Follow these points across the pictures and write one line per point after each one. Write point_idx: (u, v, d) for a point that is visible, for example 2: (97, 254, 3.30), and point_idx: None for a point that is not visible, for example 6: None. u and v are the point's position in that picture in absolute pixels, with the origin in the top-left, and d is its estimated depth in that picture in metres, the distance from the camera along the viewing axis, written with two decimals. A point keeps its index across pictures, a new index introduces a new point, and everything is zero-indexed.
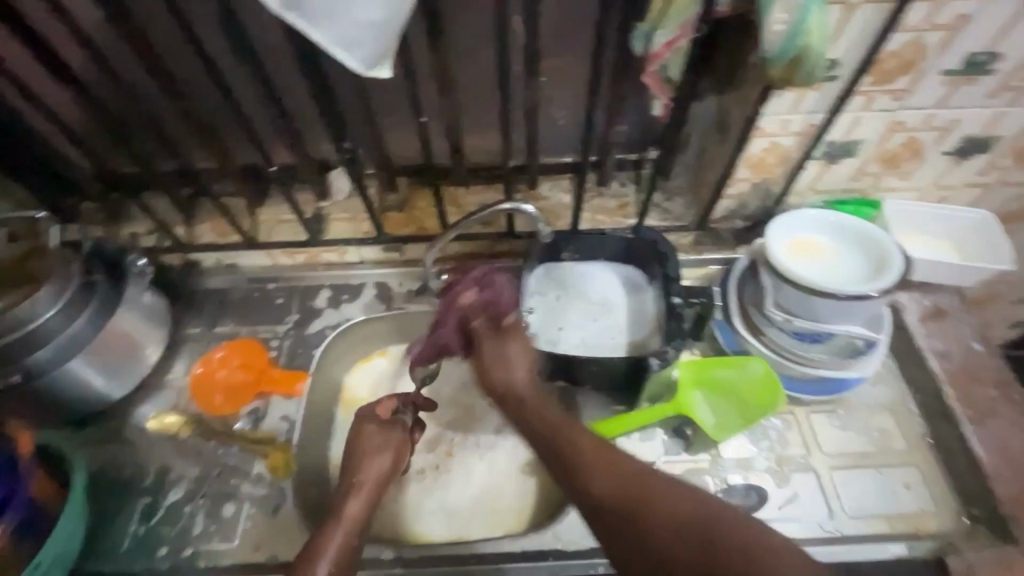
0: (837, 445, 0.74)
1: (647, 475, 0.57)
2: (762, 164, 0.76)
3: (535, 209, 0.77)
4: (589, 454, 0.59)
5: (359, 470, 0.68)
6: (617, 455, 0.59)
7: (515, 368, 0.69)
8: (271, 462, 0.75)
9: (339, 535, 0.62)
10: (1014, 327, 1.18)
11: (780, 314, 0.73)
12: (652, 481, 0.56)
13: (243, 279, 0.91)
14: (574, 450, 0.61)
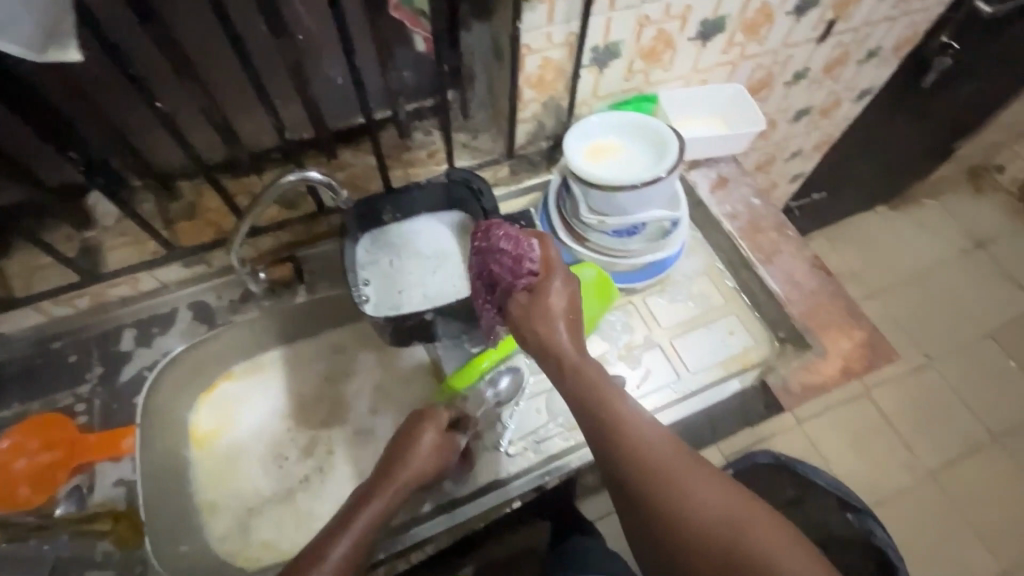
0: (671, 317, 0.83)
1: (632, 420, 0.56)
2: (542, 82, 0.79)
3: (324, 174, 0.70)
4: (590, 393, 0.58)
5: (399, 471, 0.64)
6: (613, 396, 0.57)
7: (560, 320, 0.62)
8: (118, 536, 0.67)
9: (343, 543, 0.57)
10: (791, 180, 1.40)
11: (595, 218, 0.78)
12: (629, 421, 0.56)
13: (18, 347, 0.76)
14: (582, 381, 0.59)
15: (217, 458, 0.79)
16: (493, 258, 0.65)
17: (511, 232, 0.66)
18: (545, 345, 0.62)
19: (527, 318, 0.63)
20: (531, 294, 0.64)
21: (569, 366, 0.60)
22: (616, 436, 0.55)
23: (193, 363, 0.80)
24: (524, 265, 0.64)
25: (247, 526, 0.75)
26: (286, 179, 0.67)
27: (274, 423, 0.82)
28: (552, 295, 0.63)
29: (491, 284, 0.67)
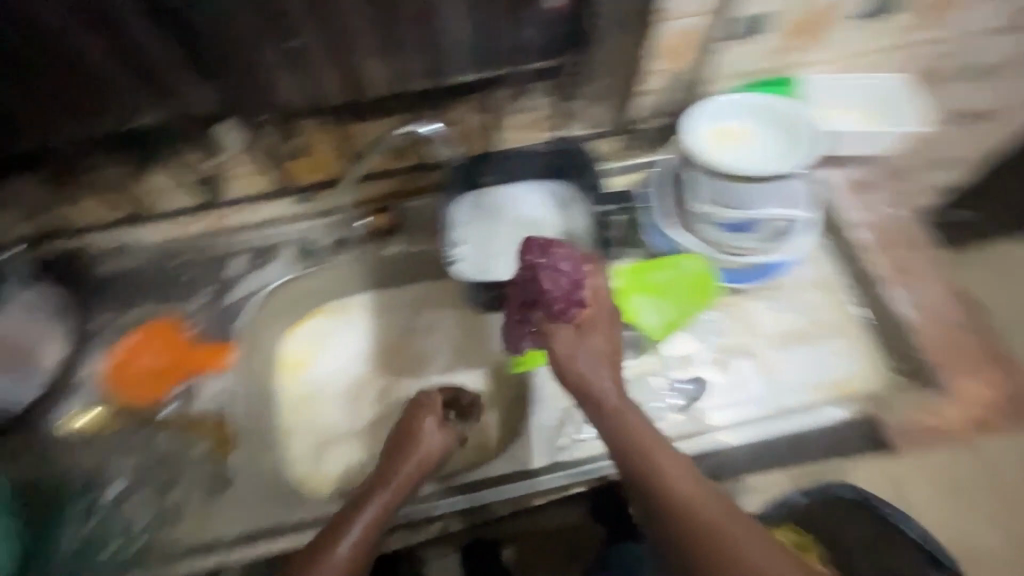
0: (774, 326, 0.77)
1: (679, 473, 0.53)
2: (676, 51, 0.73)
3: (444, 128, 0.74)
4: (627, 440, 0.56)
5: (399, 465, 0.62)
6: (655, 446, 0.55)
7: (601, 362, 0.61)
8: (214, 439, 0.72)
9: (355, 531, 0.55)
10: None
11: (709, 208, 0.72)
12: (673, 475, 0.53)
13: (147, 257, 0.83)
14: (624, 430, 0.57)
15: (302, 387, 0.84)
16: (539, 279, 0.63)
17: (572, 256, 0.64)
18: (583, 380, 0.60)
19: (568, 355, 0.61)
20: (579, 327, 0.63)
21: (610, 413, 0.58)
22: (659, 493, 0.53)
23: (292, 295, 0.84)
24: (566, 296, 0.63)
25: (321, 454, 0.79)
26: (411, 127, 0.70)
27: (356, 364, 0.85)
28: (594, 333, 0.62)
29: (527, 302, 0.66)
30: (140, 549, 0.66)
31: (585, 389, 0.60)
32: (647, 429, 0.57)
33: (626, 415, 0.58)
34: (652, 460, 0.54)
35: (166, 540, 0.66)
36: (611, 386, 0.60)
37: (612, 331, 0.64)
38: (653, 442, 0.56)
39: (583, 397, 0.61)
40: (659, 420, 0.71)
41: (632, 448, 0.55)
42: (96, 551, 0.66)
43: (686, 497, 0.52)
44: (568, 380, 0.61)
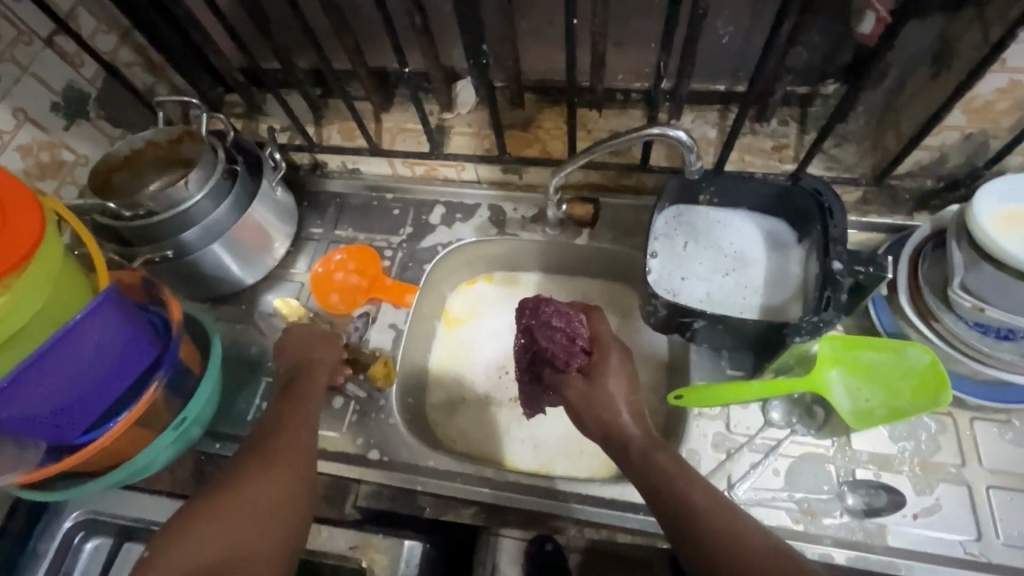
0: (1003, 461, 0.63)
1: (721, 510, 0.52)
2: (988, 110, 0.60)
3: (688, 136, 0.65)
4: (660, 483, 0.55)
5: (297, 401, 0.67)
6: (690, 484, 0.54)
7: (617, 409, 0.61)
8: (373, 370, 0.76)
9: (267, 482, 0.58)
10: None
11: (968, 300, 0.60)
12: (710, 515, 0.52)
13: (364, 187, 0.92)
14: (651, 469, 0.56)
15: (455, 342, 0.86)
16: (544, 335, 0.67)
17: (569, 307, 0.69)
18: (609, 425, 0.60)
19: (592, 401, 0.62)
20: (597, 366, 0.64)
21: (637, 453, 0.58)
22: (711, 533, 0.51)
23: (472, 254, 0.88)
24: (569, 346, 0.66)
25: (456, 411, 0.82)
26: (651, 130, 0.65)
27: (509, 338, 0.86)
28: (613, 377, 0.63)
29: (536, 357, 0.70)
30: None
31: (622, 429, 0.60)
32: (679, 470, 0.55)
33: (653, 456, 0.57)
34: (686, 498, 0.53)
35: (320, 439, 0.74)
36: (632, 422, 0.60)
37: (627, 370, 0.64)
38: (684, 479, 0.54)
39: (610, 442, 0.60)
40: (826, 516, 0.62)
41: (668, 488, 0.54)
42: None
43: (728, 534, 0.50)
44: (593, 428, 0.61)
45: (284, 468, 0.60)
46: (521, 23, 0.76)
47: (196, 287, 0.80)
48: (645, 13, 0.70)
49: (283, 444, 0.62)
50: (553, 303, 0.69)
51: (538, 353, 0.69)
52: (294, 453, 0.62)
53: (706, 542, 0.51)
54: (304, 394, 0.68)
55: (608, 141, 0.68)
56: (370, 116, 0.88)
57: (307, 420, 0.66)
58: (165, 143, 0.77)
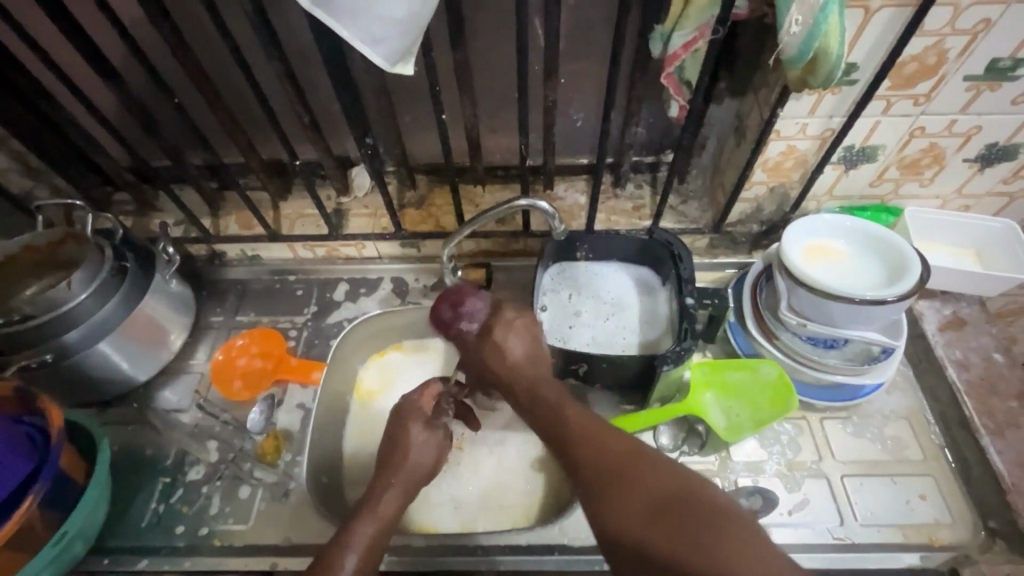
0: (849, 452, 0.74)
1: (580, 419, 0.56)
2: (779, 168, 0.76)
3: (551, 206, 0.76)
4: (571, 434, 0.55)
5: (392, 475, 0.68)
6: (564, 401, 0.59)
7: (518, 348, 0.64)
8: (262, 446, 0.76)
9: (366, 529, 0.61)
10: None
11: (794, 319, 0.73)
12: (576, 420, 0.56)
13: (265, 271, 0.94)
14: (567, 428, 0.56)
15: (369, 416, 0.86)
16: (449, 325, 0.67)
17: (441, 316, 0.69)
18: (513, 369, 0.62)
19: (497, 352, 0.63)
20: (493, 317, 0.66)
21: (558, 417, 0.57)
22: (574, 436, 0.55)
23: (378, 325, 0.90)
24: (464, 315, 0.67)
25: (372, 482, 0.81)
26: (521, 202, 0.75)
27: None
28: (512, 334, 0.64)
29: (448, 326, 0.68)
30: (203, 537, 0.70)
31: (534, 391, 0.61)
32: (596, 425, 0.55)
33: (572, 416, 0.57)
34: (600, 446, 0.53)
35: (227, 534, 0.70)
36: (524, 361, 0.63)
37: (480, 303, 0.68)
38: (603, 430, 0.55)
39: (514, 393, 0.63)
40: None
41: (586, 439, 0.54)
42: (165, 529, 0.71)
43: (592, 428, 0.55)
44: (524, 405, 0.62)
45: (373, 517, 0.63)
46: (404, 116, 0.85)
47: (79, 393, 0.76)
48: (509, 106, 0.82)
49: (373, 505, 0.64)
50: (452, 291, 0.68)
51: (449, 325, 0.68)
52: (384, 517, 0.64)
53: (628, 480, 0.49)
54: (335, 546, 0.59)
55: (486, 210, 0.76)
56: (268, 205, 0.92)
57: (411, 478, 0.68)
58: (45, 246, 0.75)
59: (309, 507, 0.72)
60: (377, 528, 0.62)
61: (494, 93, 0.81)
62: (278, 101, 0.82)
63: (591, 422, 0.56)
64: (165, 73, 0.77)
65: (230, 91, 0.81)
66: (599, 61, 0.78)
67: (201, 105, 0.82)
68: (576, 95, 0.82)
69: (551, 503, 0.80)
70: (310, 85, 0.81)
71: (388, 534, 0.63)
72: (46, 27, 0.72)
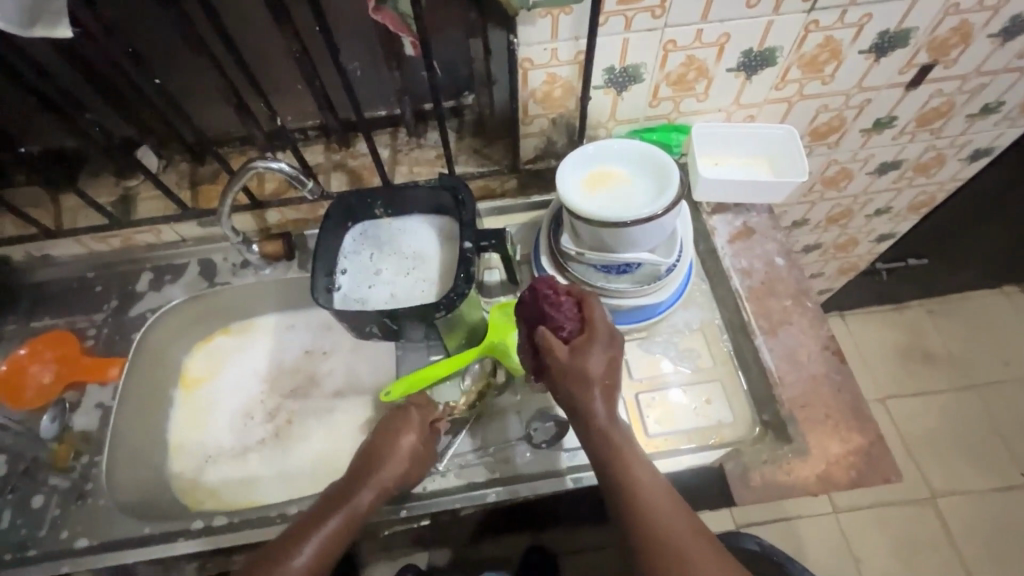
0: (644, 369, 0.77)
1: (648, 477, 0.58)
2: (550, 98, 0.75)
3: (289, 164, 0.74)
4: (639, 493, 0.57)
5: (377, 472, 0.66)
6: (634, 455, 0.59)
7: (595, 384, 0.60)
8: (56, 452, 0.73)
9: (335, 520, 0.62)
10: (873, 219, 1.21)
11: (574, 250, 0.74)
12: (642, 477, 0.58)
13: (60, 271, 0.88)
14: (635, 479, 0.58)
15: (195, 404, 0.87)
16: (550, 300, 0.63)
17: (575, 291, 0.65)
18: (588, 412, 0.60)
19: (580, 377, 0.60)
20: (603, 336, 0.62)
21: (626, 472, 0.58)
22: (639, 499, 0.57)
23: (192, 312, 0.88)
24: (563, 302, 0.63)
25: (203, 469, 0.82)
26: (256, 163, 0.73)
27: (251, 383, 0.89)
28: (596, 350, 0.61)
29: (528, 323, 0.65)
30: None
31: (606, 432, 0.60)
32: (663, 490, 0.57)
33: (651, 491, 0.57)
34: (666, 530, 0.55)
35: (19, 546, 0.68)
36: (604, 409, 0.60)
37: (614, 357, 0.62)
38: (661, 501, 0.57)
39: (586, 427, 0.61)
40: None
41: (660, 523, 0.56)
42: None
43: (656, 494, 0.57)
44: (595, 445, 0.60)
45: (347, 511, 0.63)
46: None
47: None
48: (274, 64, 0.77)
49: (365, 490, 0.64)
50: (574, 296, 0.64)
51: (529, 326, 0.66)
52: (349, 514, 0.63)
53: (679, 559, 0.54)
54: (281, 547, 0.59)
55: (233, 180, 0.75)
56: (45, 201, 0.85)
57: (397, 471, 0.66)
58: None
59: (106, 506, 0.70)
60: (346, 521, 0.62)
61: (250, 50, 0.75)
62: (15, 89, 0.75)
63: (656, 482, 0.58)
64: None
65: None
66: None
67: None
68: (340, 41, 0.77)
69: None
70: None
71: (358, 523, 0.63)
72: None
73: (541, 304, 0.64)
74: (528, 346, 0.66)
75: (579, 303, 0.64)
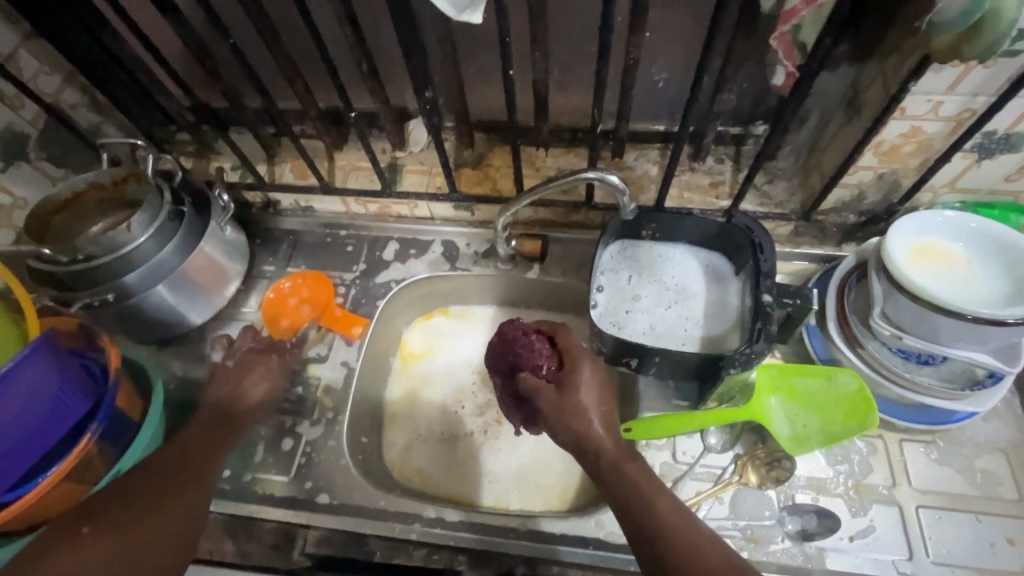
0: (931, 481, 0.66)
1: (669, 514, 0.52)
2: (895, 153, 0.65)
3: (621, 180, 0.68)
4: (660, 526, 0.52)
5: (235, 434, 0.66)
6: (654, 487, 0.55)
7: (590, 416, 0.60)
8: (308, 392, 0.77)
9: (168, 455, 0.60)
10: None
11: (887, 329, 0.64)
12: (661, 510, 0.53)
13: (318, 224, 0.92)
14: (653, 515, 0.53)
15: (411, 378, 0.87)
16: (520, 345, 0.68)
17: (543, 329, 0.69)
18: (583, 441, 0.59)
19: (564, 414, 0.60)
20: (586, 373, 0.62)
21: (644, 505, 0.53)
22: (663, 537, 0.51)
23: (426, 289, 0.89)
24: (524, 336, 0.69)
25: (411, 448, 0.82)
26: (587, 175, 0.67)
27: (464, 372, 0.87)
28: (585, 381, 0.62)
29: (508, 374, 0.71)
30: (246, 483, 0.73)
31: (618, 465, 0.57)
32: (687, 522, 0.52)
33: (675, 524, 0.52)
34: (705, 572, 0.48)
35: (268, 483, 0.73)
36: (604, 435, 0.59)
37: (601, 381, 0.63)
38: (696, 538, 0.51)
39: (592, 462, 0.58)
40: (768, 543, 0.64)
41: (691, 562, 0.49)
42: None
43: (681, 528, 0.51)
44: (607, 480, 0.57)
45: (181, 463, 0.59)
46: (467, 65, 0.78)
47: (140, 332, 0.78)
48: (581, 65, 0.74)
49: (191, 441, 0.63)
50: (530, 323, 0.70)
51: (507, 372, 0.71)
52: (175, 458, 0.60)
53: None
54: (222, 442, 0.64)
55: (551, 179, 0.70)
56: (322, 155, 0.89)
57: (226, 432, 0.66)
58: (109, 184, 0.76)
59: (254, 370, 0.72)
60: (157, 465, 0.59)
61: (566, 47, 0.73)
62: (333, 50, 0.78)
63: (674, 511, 0.53)
64: (224, 13, 0.75)
65: (287, 33, 0.77)
66: (692, 11, 0.67)
67: (261, 49, 0.79)
68: (660, 50, 0.71)
69: (589, 491, 0.77)
70: (371, 33, 0.76)
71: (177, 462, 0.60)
72: None
73: (511, 349, 0.70)
74: (511, 395, 0.71)
75: (551, 340, 0.68)
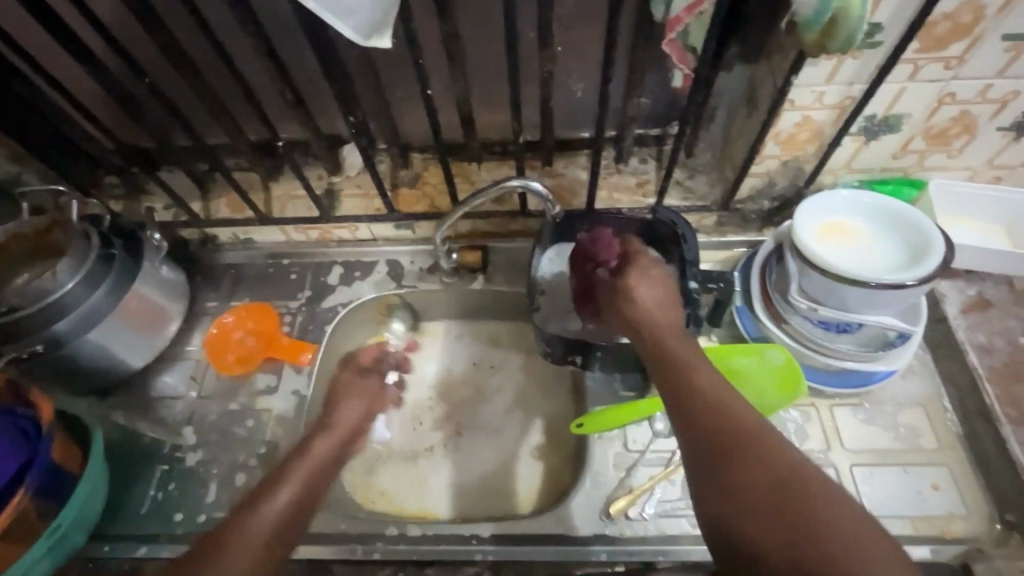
0: (861, 440, 0.71)
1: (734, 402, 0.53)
2: (793, 141, 0.71)
3: (545, 187, 0.72)
4: (717, 406, 0.52)
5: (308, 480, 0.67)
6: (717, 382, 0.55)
7: (657, 313, 0.63)
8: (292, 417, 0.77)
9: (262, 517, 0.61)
10: None
11: (804, 302, 0.69)
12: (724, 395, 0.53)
13: (261, 255, 0.92)
14: (717, 399, 0.52)
15: None
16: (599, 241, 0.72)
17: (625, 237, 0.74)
18: (653, 327, 0.62)
19: (632, 300, 0.65)
20: (654, 271, 0.68)
21: (705, 389, 0.54)
22: (721, 414, 0.51)
23: (374, 310, 0.90)
24: (614, 249, 0.72)
25: (373, 469, 0.82)
26: (512, 183, 0.71)
27: (420, 387, 0.88)
28: (647, 281, 0.66)
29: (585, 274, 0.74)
30: (202, 523, 0.71)
31: (688, 360, 0.58)
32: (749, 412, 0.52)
33: (735, 409, 0.52)
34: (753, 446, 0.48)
35: (224, 521, 0.71)
36: (674, 336, 0.61)
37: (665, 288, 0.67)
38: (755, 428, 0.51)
39: (659, 357, 0.60)
40: None
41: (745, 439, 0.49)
42: (164, 516, 0.72)
43: (743, 415, 0.51)
44: (669, 369, 0.57)
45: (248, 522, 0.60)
46: (393, 89, 0.81)
47: (74, 386, 0.76)
48: (501, 82, 0.78)
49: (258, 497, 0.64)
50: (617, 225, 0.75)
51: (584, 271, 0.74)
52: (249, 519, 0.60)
53: (770, 473, 0.46)
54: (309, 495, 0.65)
55: (481, 190, 0.73)
56: (257, 187, 0.89)
57: (315, 481, 0.67)
58: (32, 235, 0.74)
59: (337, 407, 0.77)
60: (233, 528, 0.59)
61: (485, 66, 0.76)
62: (258, 84, 0.79)
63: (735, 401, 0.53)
64: (142, 55, 0.75)
65: (207, 69, 0.77)
66: (597, 25, 0.72)
67: (183, 87, 0.79)
68: (573, 63, 0.76)
69: (551, 490, 0.79)
70: (293, 65, 0.77)
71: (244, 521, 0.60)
72: (21, 14, 0.70)
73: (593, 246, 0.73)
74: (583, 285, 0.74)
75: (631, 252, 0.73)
